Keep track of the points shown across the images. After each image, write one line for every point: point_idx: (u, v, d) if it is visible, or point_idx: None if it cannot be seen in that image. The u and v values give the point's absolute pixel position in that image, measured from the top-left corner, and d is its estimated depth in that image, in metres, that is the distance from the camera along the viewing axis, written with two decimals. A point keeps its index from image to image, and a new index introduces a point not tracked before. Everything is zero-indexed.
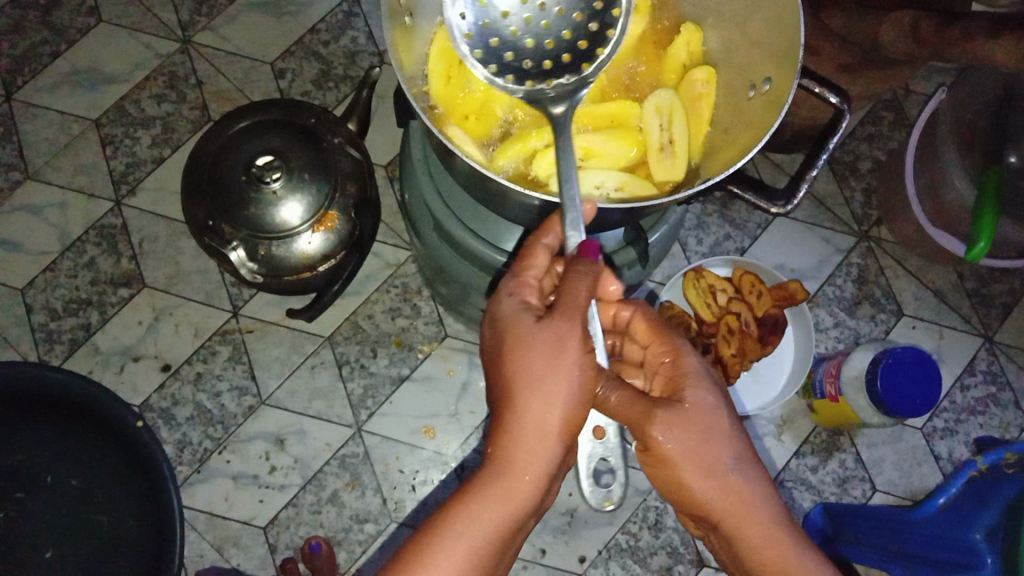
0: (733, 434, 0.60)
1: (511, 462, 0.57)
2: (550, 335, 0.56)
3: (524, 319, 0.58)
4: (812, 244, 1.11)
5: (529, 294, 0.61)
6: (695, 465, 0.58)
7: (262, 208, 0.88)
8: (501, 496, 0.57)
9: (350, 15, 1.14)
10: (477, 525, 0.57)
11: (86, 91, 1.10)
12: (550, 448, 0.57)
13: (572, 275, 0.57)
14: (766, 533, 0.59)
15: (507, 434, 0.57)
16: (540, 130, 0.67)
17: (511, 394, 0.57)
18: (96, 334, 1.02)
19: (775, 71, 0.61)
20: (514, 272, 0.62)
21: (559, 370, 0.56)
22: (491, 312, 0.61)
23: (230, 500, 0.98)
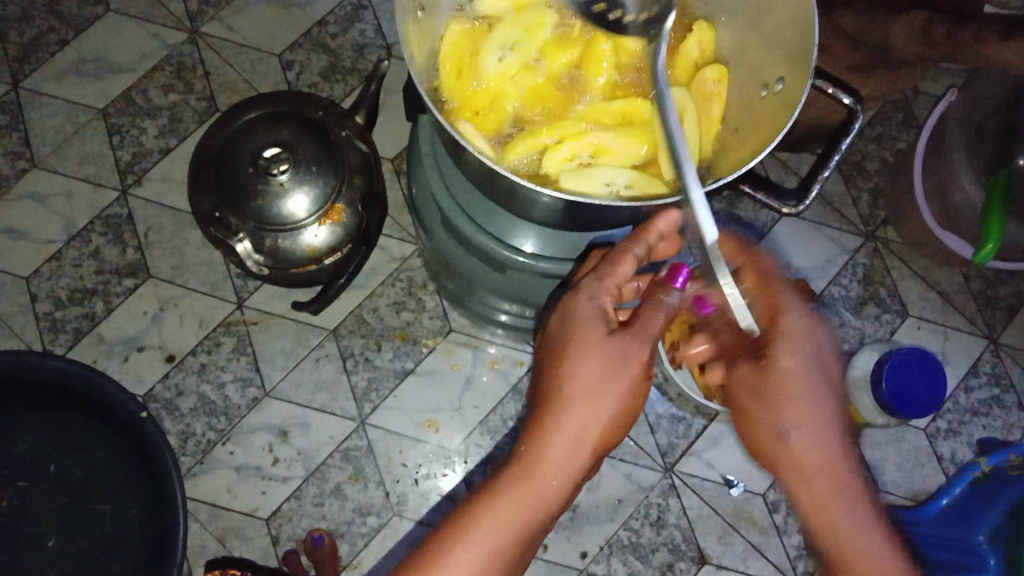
0: (810, 397, 0.59)
1: (541, 465, 0.59)
2: (616, 351, 0.59)
3: (596, 330, 0.60)
4: (818, 244, 1.11)
5: (607, 299, 0.63)
6: (783, 410, 0.59)
7: (269, 200, 0.88)
8: (525, 498, 0.60)
9: (358, 7, 1.14)
10: (498, 524, 0.59)
11: (93, 80, 1.10)
12: (580, 459, 0.60)
13: (655, 304, 0.62)
14: (838, 495, 0.58)
15: (545, 436, 0.59)
16: (551, 126, 0.67)
17: (560, 398, 0.60)
18: (101, 324, 1.02)
19: (788, 71, 0.61)
20: (596, 272, 0.63)
21: (615, 383, 0.59)
22: (567, 308, 0.63)
23: (233, 492, 0.99)
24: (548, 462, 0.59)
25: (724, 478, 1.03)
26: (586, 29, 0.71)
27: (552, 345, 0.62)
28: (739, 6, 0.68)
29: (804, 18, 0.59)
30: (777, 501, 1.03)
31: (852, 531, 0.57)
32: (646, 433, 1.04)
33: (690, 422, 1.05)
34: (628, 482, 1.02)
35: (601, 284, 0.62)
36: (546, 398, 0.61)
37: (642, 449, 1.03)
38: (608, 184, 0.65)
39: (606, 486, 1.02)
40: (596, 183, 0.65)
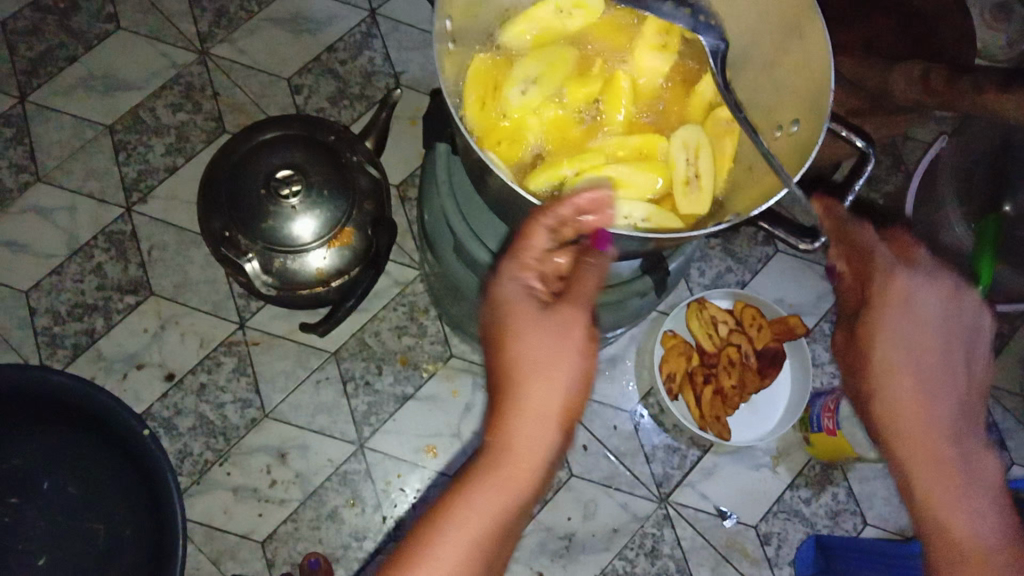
0: (906, 380, 0.51)
1: (508, 448, 0.50)
2: (557, 320, 0.52)
3: (528, 305, 0.53)
4: (811, 281, 1.14)
5: (530, 273, 0.55)
6: (911, 369, 0.51)
7: (278, 221, 0.89)
8: (497, 500, 0.50)
9: (367, 36, 1.17)
10: (468, 541, 0.48)
11: (101, 97, 1.11)
12: (551, 437, 0.51)
13: (582, 266, 0.55)
14: (957, 477, 0.49)
15: (503, 423, 0.51)
16: (570, 158, 0.67)
17: (511, 379, 0.51)
18: (101, 340, 1.02)
19: (804, 113, 0.63)
20: (512, 249, 0.55)
21: (565, 352, 0.52)
22: (489, 289, 0.54)
23: (229, 513, 0.98)
24: (516, 452, 0.50)
25: (718, 509, 1.05)
26: (603, 66, 0.72)
27: (485, 325, 0.54)
28: (753, 50, 0.69)
29: (820, 62, 0.60)
30: (769, 533, 1.05)
31: (959, 518, 0.48)
32: (642, 463, 1.06)
33: (685, 453, 1.06)
34: (624, 512, 1.03)
35: (519, 257, 0.54)
36: (494, 384, 0.52)
37: (638, 479, 1.05)
38: (626, 217, 0.65)
39: (602, 515, 1.03)
40: (615, 215, 0.64)
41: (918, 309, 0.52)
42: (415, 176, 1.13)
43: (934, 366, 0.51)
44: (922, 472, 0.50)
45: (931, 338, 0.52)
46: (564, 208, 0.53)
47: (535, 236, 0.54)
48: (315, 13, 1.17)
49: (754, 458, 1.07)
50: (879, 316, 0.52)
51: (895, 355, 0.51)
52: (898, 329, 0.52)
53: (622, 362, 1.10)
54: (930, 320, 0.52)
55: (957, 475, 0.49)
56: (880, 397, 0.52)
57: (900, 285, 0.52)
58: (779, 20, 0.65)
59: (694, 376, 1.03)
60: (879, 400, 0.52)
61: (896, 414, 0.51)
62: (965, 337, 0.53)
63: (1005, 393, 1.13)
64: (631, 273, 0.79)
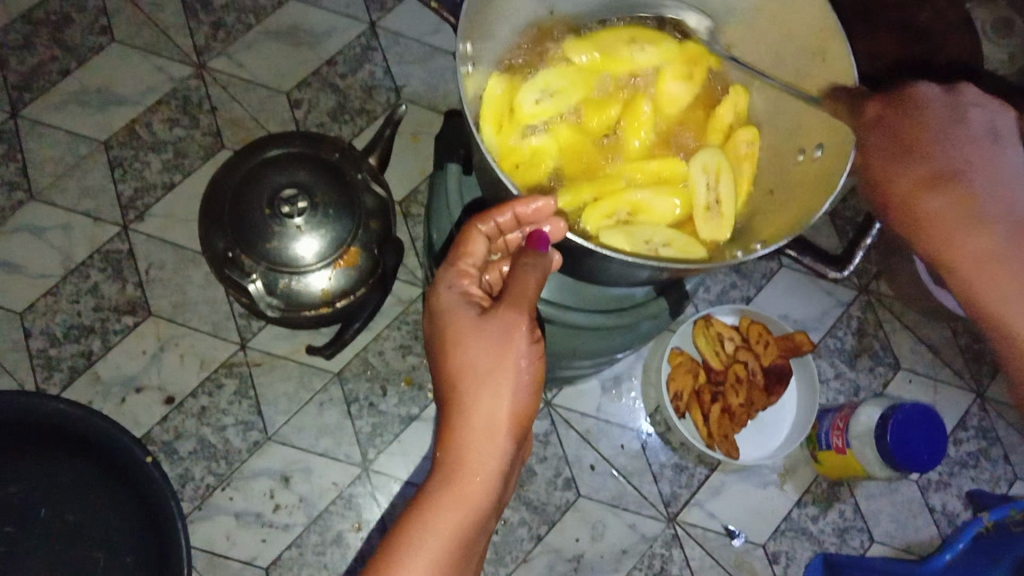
0: (936, 195, 0.50)
1: (461, 463, 0.62)
2: (493, 328, 0.62)
3: (467, 314, 0.64)
4: (815, 296, 1.14)
5: (469, 284, 0.67)
6: (937, 178, 0.50)
7: (283, 242, 0.86)
8: (456, 499, 0.61)
9: (368, 49, 1.16)
10: (435, 536, 0.60)
11: (96, 112, 1.09)
12: (499, 446, 0.62)
13: (522, 269, 0.63)
14: (1004, 259, 0.49)
15: (457, 434, 0.62)
16: (591, 182, 0.65)
17: (459, 387, 0.63)
18: (97, 362, 1.00)
19: (827, 138, 0.61)
20: (451, 261, 0.68)
21: (506, 362, 0.62)
22: (431, 305, 0.67)
23: (231, 539, 0.96)
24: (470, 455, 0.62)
25: (726, 528, 1.04)
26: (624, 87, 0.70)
27: (436, 342, 0.65)
28: (775, 72, 0.69)
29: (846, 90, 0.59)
30: (777, 552, 1.04)
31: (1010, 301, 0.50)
32: (649, 482, 1.05)
33: (692, 472, 1.06)
34: (632, 532, 1.03)
35: (456, 269, 0.67)
36: (449, 395, 0.64)
37: (646, 499, 1.04)
38: (646, 243, 0.63)
39: (610, 536, 1.02)
40: (636, 241, 0.63)
41: (915, 129, 0.51)
42: (418, 192, 1.11)
43: (944, 153, 0.50)
44: (966, 278, 0.51)
45: (935, 129, 0.51)
46: (492, 224, 0.65)
47: (472, 246, 0.67)
48: (315, 27, 1.16)
49: (761, 476, 1.06)
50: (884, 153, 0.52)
51: (893, 168, 0.52)
52: (887, 139, 0.52)
53: (628, 379, 1.10)
54: (931, 115, 0.51)
55: (997, 247, 0.49)
56: (893, 203, 0.52)
57: (874, 109, 0.53)
58: (804, 44, 0.64)
59: (701, 394, 1.02)
60: (900, 206, 0.52)
61: (919, 230, 0.51)
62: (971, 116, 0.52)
63: (1009, 408, 1.13)
64: (645, 296, 0.80)
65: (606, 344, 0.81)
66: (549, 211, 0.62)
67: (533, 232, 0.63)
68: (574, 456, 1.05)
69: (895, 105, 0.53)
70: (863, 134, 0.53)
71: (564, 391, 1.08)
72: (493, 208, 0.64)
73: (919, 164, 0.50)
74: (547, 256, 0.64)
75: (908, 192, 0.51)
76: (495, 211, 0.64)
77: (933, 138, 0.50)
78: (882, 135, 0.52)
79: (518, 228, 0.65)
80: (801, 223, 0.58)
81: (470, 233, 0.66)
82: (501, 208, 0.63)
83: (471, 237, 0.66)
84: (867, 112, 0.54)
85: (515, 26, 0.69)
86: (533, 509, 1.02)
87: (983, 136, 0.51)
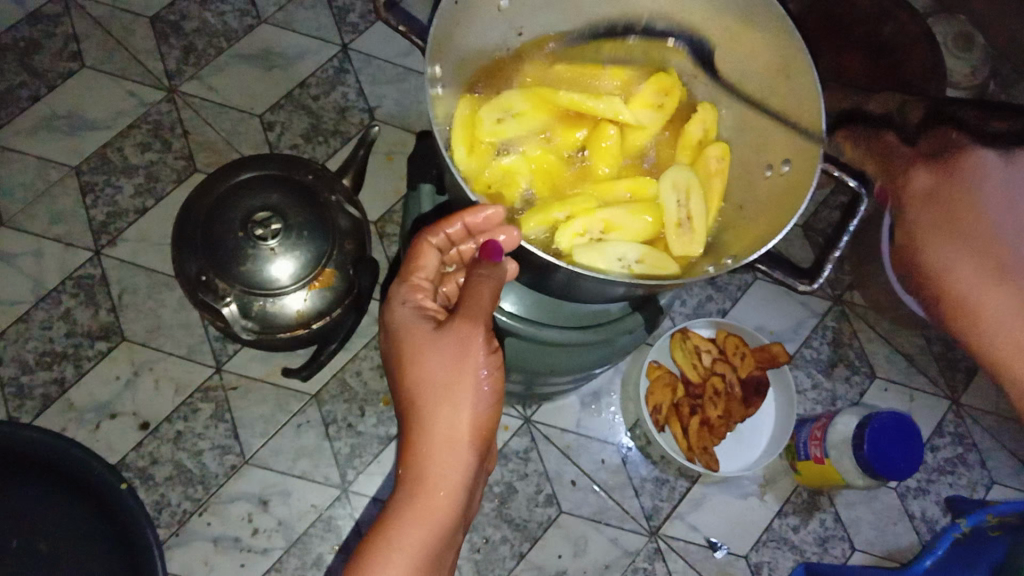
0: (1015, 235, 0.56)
1: (423, 479, 0.62)
2: (449, 340, 0.62)
3: (422, 327, 0.64)
4: (790, 308, 1.15)
5: (422, 298, 0.68)
6: (1007, 227, 0.56)
7: (256, 264, 0.86)
8: (420, 515, 0.62)
9: (340, 70, 1.16)
10: (401, 554, 0.61)
11: (66, 136, 1.08)
12: (462, 460, 0.62)
13: (476, 280, 0.62)
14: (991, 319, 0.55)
15: (418, 449, 0.63)
16: (562, 200, 0.65)
17: (418, 402, 0.63)
18: (70, 389, 0.99)
19: (795, 153, 0.62)
20: (404, 277, 0.68)
21: (463, 374, 0.62)
22: (384, 321, 0.67)
23: (210, 566, 0.95)
24: (433, 472, 0.62)
25: (708, 541, 1.04)
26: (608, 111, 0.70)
27: (393, 358, 0.66)
28: (742, 89, 0.69)
29: (811, 104, 0.60)
30: (759, 563, 1.04)
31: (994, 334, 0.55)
32: (630, 496, 1.05)
33: (673, 485, 1.06)
34: (614, 547, 1.02)
35: (409, 284, 0.68)
36: (408, 411, 0.64)
37: (627, 513, 1.04)
38: (619, 260, 0.63)
39: (593, 551, 1.02)
40: (608, 259, 0.63)
41: (964, 187, 0.58)
42: (394, 212, 1.11)
43: (994, 223, 0.56)
44: (989, 312, 0.55)
45: (985, 206, 0.57)
46: (442, 236, 0.66)
47: (424, 259, 0.68)
48: (286, 48, 1.16)
49: (741, 487, 1.07)
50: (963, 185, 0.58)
51: (932, 240, 0.58)
52: (932, 212, 0.59)
53: (607, 395, 1.10)
54: (989, 193, 0.57)
55: (990, 307, 0.55)
56: (929, 272, 0.59)
57: (921, 182, 0.60)
58: (767, 62, 0.65)
59: (680, 407, 1.02)
60: (929, 272, 0.58)
61: (948, 290, 0.57)
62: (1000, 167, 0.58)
63: (983, 413, 1.14)
64: (621, 312, 0.80)
65: (584, 359, 0.81)
66: (499, 220, 0.61)
67: (488, 242, 0.60)
68: (554, 471, 1.05)
69: (939, 171, 0.59)
70: (907, 204, 0.61)
71: (543, 407, 1.08)
72: (442, 221, 0.65)
73: (963, 241, 0.56)
74: (501, 266, 0.62)
75: (942, 266, 0.57)
76: (444, 223, 0.65)
77: (969, 205, 0.57)
78: (920, 191, 0.60)
79: (471, 238, 0.65)
80: (769, 239, 0.59)
81: (420, 247, 0.67)
82: (449, 219, 0.64)
83: (422, 250, 0.67)
84: (913, 183, 0.60)
85: (484, 48, 0.69)
86: (515, 526, 1.02)
87: (1001, 203, 0.56)
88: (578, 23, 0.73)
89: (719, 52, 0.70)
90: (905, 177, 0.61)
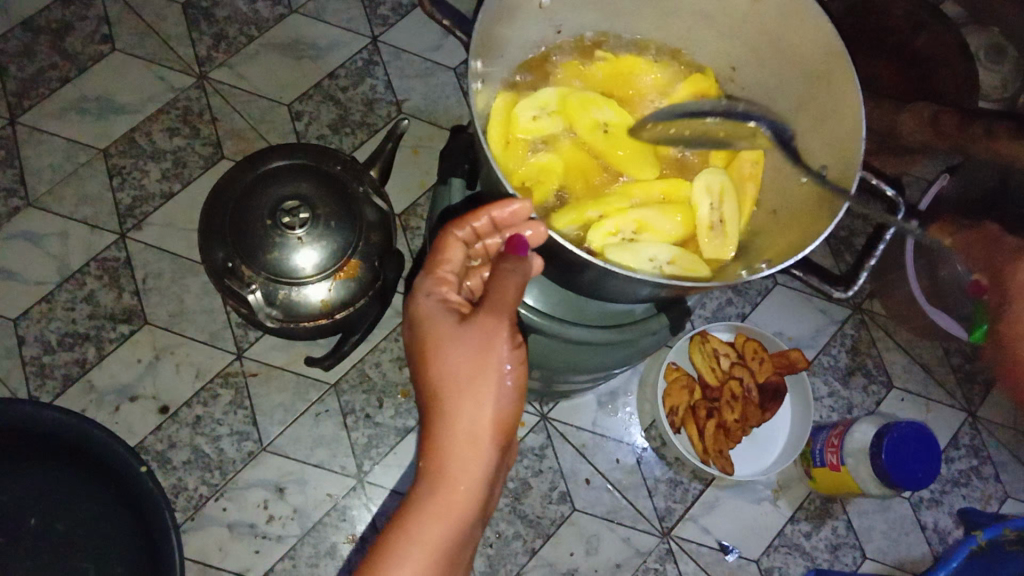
0: None
1: (444, 472, 0.63)
2: (473, 335, 0.62)
3: (446, 321, 0.64)
4: (809, 315, 1.15)
5: (446, 291, 0.67)
6: None
7: (282, 252, 0.86)
8: (439, 508, 0.62)
9: (369, 62, 1.16)
10: (420, 546, 0.61)
11: (95, 120, 1.09)
12: (482, 454, 0.63)
13: (501, 275, 0.63)
14: None
15: (439, 443, 0.63)
16: (596, 200, 0.65)
17: (441, 395, 0.63)
18: (92, 370, 1.00)
19: (833, 159, 0.62)
20: (429, 269, 0.68)
21: (487, 369, 0.62)
22: (409, 314, 0.67)
23: (225, 550, 0.95)
24: (454, 465, 0.62)
25: (720, 544, 1.05)
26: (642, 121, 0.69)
27: (416, 351, 0.66)
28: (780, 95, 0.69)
29: (851, 109, 0.60)
30: (770, 567, 1.05)
31: None
32: (644, 497, 1.05)
33: (687, 487, 1.06)
34: (626, 547, 1.03)
35: (434, 277, 0.68)
36: (430, 404, 0.64)
37: (640, 513, 1.04)
38: (651, 260, 0.63)
39: (604, 550, 1.02)
40: (640, 259, 0.63)
41: None
42: (418, 205, 1.12)
43: None
44: None
45: None
46: (469, 229, 0.66)
47: (449, 252, 0.68)
48: (316, 39, 1.16)
49: (755, 492, 1.07)
50: None
51: None
52: None
53: (623, 395, 1.10)
54: None
55: None
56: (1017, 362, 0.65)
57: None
58: (805, 68, 0.65)
59: (697, 409, 1.02)
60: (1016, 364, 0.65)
61: None
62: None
63: (999, 426, 1.14)
64: (645, 312, 0.81)
65: (609, 358, 0.81)
66: (529, 215, 0.62)
67: (513, 237, 0.62)
68: (569, 470, 1.05)
69: None
70: (1013, 297, 0.65)
71: (560, 405, 1.08)
72: (469, 214, 0.65)
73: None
74: (526, 260, 0.63)
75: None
76: (470, 216, 0.65)
77: None
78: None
79: (499, 232, 0.65)
80: (802, 246, 0.59)
81: (446, 240, 0.66)
82: (477, 213, 0.64)
83: (448, 243, 0.67)
84: (1020, 276, 0.64)
85: (522, 45, 0.70)
86: (528, 522, 1.02)
87: None
88: (617, 23, 0.73)
89: (758, 56, 0.70)
90: (1015, 267, 0.65)
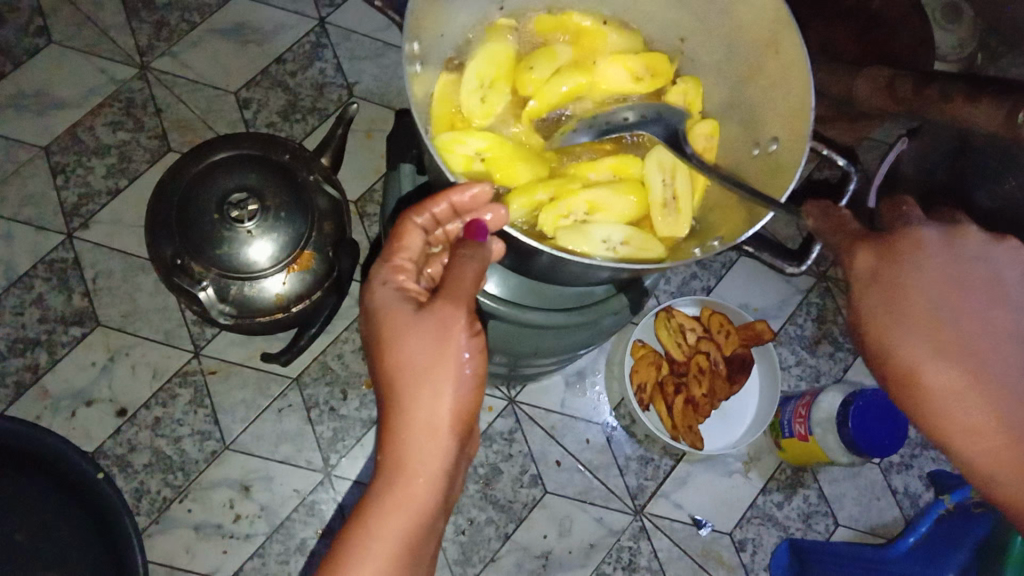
0: (982, 333, 0.52)
1: (402, 466, 0.61)
2: (430, 323, 0.61)
3: (403, 310, 0.62)
4: (774, 285, 1.14)
5: (404, 278, 0.65)
6: (973, 325, 0.52)
7: (233, 246, 0.84)
8: (398, 503, 0.60)
9: (317, 46, 1.13)
10: (379, 542, 0.60)
11: (34, 116, 1.05)
12: (443, 446, 0.61)
13: (459, 260, 0.62)
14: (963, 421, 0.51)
15: (397, 436, 0.61)
16: (545, 180, 0.63)
17: (399, 386, 0.61)
18: (45, 375, 0.97)
19: (783, 131, 0.60)
20: (386, 257, 0.66)
21: (445, 358, 0.60)
22: (365, 303, 0.65)
23: (192, 552, 0.94)
24: (412, 459, 0.61)
25: (692, 518, 1.04)
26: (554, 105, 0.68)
27: (372, 340, 0.64)
28: (729, 66, 0.68)
29: (798, 77, 0.58)
30: (743, 540, 1.05)
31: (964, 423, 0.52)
32: (615, 475, 1.05)
33: (658, 463, 1.06)
34: (599, 526, 1.02)
35: (391, 264, 0.66)
36: (387, 396, 0.63)
37: (612, 492, 1.04)
38: (604, 242, 0.62)
39: (578, 531, 1.02)
40: (594, 241, 0.62)
41: (898, 276, 0.53)
42: (373, 191, 1.09)
43: (955, 317, 0.52)
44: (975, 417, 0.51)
45: (923, 296, 0.52)
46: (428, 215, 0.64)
47: (407, 239, 0.66)
48: (261, 23, 1.13)
49: (726, 465, 1.07)
50: (904, 270, 0.53)
51: (894, 330, 0.53)
52: (878, 305, 0.54)
53: (591, 374, 1.09)
54: (924, 281, 0.53)
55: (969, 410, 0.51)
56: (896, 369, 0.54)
57: (863, 263, 0.55)
58: (752, 39, 0.64)
59: (664, 386, 1.01)
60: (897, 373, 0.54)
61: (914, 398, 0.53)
62: (933, 255, 0.54)
63: None
64: (606, 293, 0.79)
65: (569, 340, 0.80)
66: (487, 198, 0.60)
67: (471, 222, 0.61)
68: (539, 452, 1.04)
69: (886, 258, 0.54)
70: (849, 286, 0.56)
71: (527, 387, 1.07)
72: (428, 199, 0.63)
73: (920, 334, 0.52)
74: (484, 246, 0.62)
75: (910, 365, 0.53)
76: (430, 201, 0.63)
77: (926, 297, 0.53)
78: (871, 282, 0.54)
79: (459, 218, 0.63)
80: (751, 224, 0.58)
81: (406, 225, 0.65)
82: (436, 198, 0.62)
83: (408, 229, 0.65)
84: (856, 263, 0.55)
85: (463, 24, 0.68)
86: (500, 507, 1.02)
87: (954, 290, 0.53)
88: None
89: (707, 30, 0.68)
90: (848, 257, 0.55)
